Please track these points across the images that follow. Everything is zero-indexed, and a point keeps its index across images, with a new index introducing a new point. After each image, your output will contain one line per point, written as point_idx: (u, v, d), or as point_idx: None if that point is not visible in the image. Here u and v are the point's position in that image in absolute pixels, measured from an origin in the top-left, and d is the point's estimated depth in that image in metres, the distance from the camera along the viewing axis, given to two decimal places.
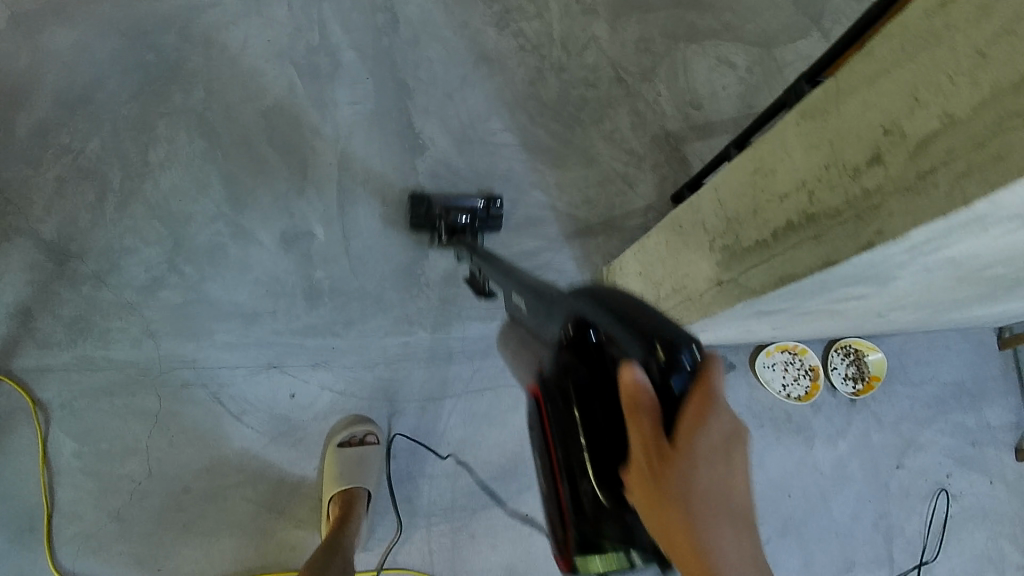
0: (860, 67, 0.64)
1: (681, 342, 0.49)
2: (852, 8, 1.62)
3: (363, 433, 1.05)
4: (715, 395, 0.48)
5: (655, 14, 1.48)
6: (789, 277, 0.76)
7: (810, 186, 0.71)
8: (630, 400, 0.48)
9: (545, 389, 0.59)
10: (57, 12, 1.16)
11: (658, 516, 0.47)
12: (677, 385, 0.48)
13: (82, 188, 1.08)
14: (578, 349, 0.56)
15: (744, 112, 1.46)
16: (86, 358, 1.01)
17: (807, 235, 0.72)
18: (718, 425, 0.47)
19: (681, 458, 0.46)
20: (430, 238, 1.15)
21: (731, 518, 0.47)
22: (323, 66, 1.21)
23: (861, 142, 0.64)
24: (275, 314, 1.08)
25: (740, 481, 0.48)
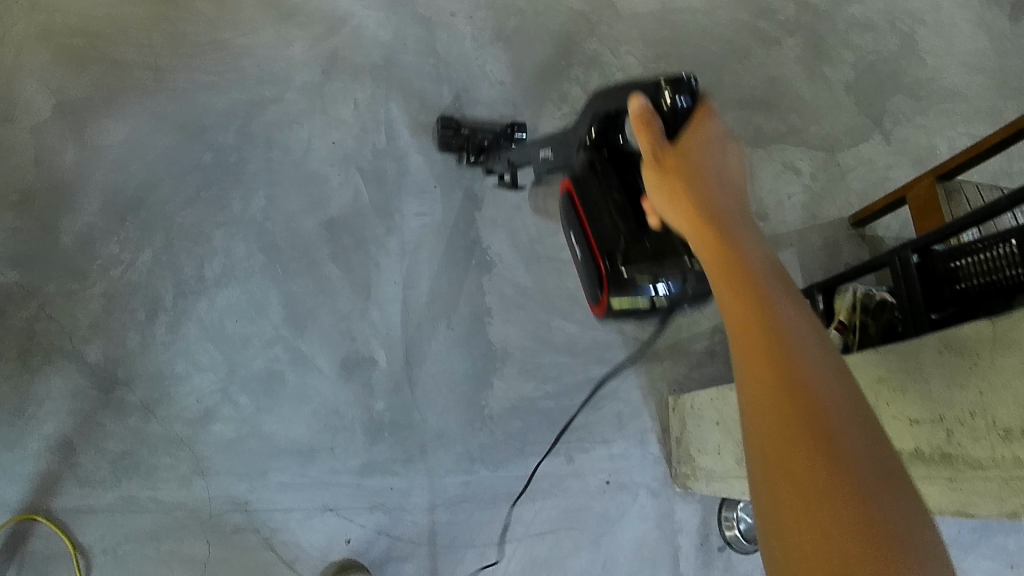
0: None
1: (681, 79, 0.72)
2: (911, 108, 1.60)
3: None
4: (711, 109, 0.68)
5: (722, 116, 1.44)
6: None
7: (948, 423, 0.66)
8: (638, 114, 0.68)
9: (575, 180, 0.92)
10: (107, 101, 1.08)
11: (671, 186, 0.64)
12: (678, 104, 0.71)
13: (132, 305, 1.00)
14: (597, 149, 0.89)
15: (807, 223, 1.43)
16: (131, 498, 0.94)
17: (939, 472, 0.68)
18: (715, 124, 0.66)
19: (684, 145, 0.66)
20: (457, 159, 1.17)
21: (738, 222, 0.59)
22: (389, 172, 1.15)
23: (1019, 408, 0.59)
24: (333, 451, 1.01)
25: (737, 183, 0.64)
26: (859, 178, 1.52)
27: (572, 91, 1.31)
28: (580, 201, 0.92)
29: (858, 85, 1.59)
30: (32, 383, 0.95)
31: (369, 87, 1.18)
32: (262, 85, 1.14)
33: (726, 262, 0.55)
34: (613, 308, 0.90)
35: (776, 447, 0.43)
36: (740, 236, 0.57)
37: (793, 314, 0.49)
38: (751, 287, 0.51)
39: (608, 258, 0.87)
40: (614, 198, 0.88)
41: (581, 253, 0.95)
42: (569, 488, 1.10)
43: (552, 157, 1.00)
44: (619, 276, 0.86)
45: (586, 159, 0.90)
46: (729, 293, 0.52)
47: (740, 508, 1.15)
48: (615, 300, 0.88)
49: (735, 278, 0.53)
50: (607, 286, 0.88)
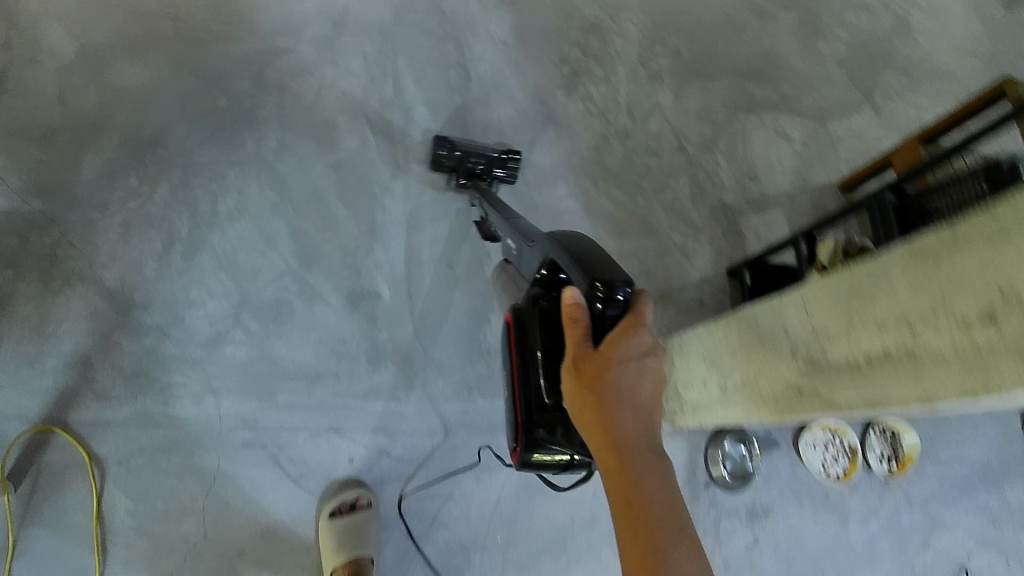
0: (980, 223, 0.64)
1: (617, 282, 0.64)
2: (902, 84, 1.66)
3: (353, 497, 1.01)
4: (643, 319, 0.63)
5: (717, 83, 1.49)
6: (879, 403, 0.76)
7: (911, 321, 0.72)
8: (569, 311, 0.65)
9: (517, 317, 0.77)
10: (128, 47, 1.13)
11: (578, 401, 0.63)
12: (610, 311, 0.64)
13: (149, 235, 1.05)
14: (548, 285, 0.77)
15: (798, 187, 1.48)
16: (146, 413, 0.99)
17: (904, 368, 0.72)
18: (642, 339, 0.63)
19: (597, 362, 0.62)
20: (446, 178, 1.19)
21: (642, 435, 0.61)
22: (396, 122, 1.21)
23: (974, 295, 0.64)
24: (339, 376, 1.07)
25: (647, 397, 0.63)
26: (849, 148, 1.58)
27: (571, 53, 1.37)
28: (514, 335, 0.77)
29: (850, 59, 1.65)
30: (53, 304, 1.00)
31: (377, 42, 1.24)
32: (276, 37, 1.19)
33: (626, 500, 0.59)
34: (530, 467, 0.75)
35: None
36: (643, 468, 0.60)
37: (683, 563, 0.56)
38: (647, 527, 0.58)
39: (524, 403, 0.74)
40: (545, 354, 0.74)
41: (507, 388, 0.81)
42: None
43: (516, 248, 0.89)
44: (536, 435, 0.73)
45: (531, 294, 0.77)
46: (624, 521, 0.58)
47: (725, 447, 1.26)
48: (534, 456, 0.73)
49: (636, 521, 0.58)
50: (520, 440, 0.74)
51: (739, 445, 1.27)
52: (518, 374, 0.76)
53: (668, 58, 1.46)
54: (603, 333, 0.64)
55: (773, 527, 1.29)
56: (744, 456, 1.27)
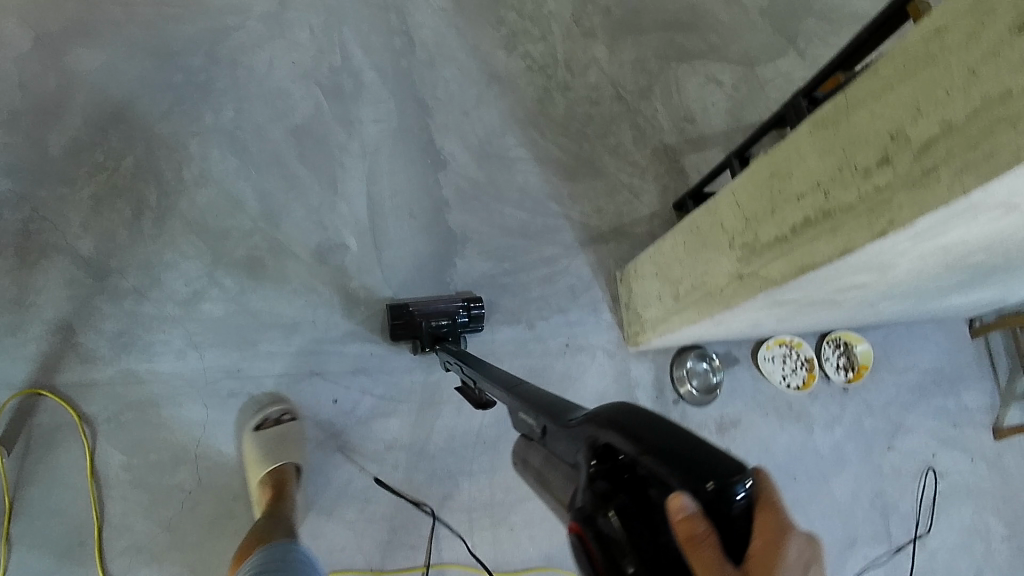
0: (867, 85, 0.74)
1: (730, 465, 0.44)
2: (821, 29, 1.78)
3: (278, 412, 1.04)
4: (778, 516, 0.43)
5: (648, 37, 1.59)
6: (807, 266, 0.85)
7: (824, 185, 0.81)
8: (687, 537, 0.40)
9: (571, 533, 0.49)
10: (82, 32, 1.18)
11: None
12: (735, 498, 0.43)
13: (119, 205, 1.10)
14: (614, 478, 0.50)
15: (733, 126, 1.58)
16: (131, 371, 1.03)
17: (823, 228, 0.81)
18: (790, 544, 0.43)
19: None
20: (411, 346, 1.12)
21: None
22: (347, 87, 1.27)
23: (871, 146, 0.74)
24: (316, 323, 1.12)
25: None
26: (778, 89, 1.69)
27: (508, 17, 1.44)
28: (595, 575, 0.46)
29: (771, 9, 1.76)
30: (30, 274, 1.04)
31: (322, 15, 1.31)
32: (225, 15, 1.25)
33: None
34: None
35: None
36: None
37: None
38: None
39: None
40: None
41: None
42: (534, 350, 1.23)
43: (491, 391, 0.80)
44: None
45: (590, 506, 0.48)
46: None
47: (689, 365, 1.32)
48: None
49: None
50: None
51: (700, 362, 1.33)
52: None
53: (600, 16, 1.55)
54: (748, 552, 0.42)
55: (744, 438, 1.37)
56: (706, 371, 1.34)
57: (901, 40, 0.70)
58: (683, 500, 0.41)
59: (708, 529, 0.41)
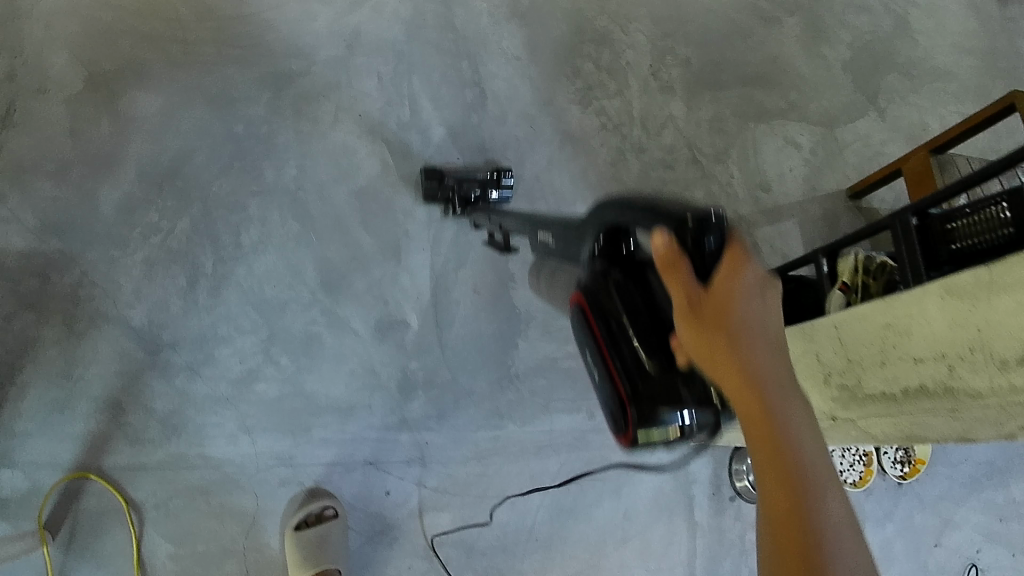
0: (1019, 270, 0.65)
1: (710, 214, 0.47)
2: (904, 86, 1.68)
3: (319, 508, 1.00)
4: (744, 250, 0.49)
5: (727, 93, 1.50)
6: (918, 434, 0.82)
7: (950, 358, 0.74)
8: (661, 258, 0.48)
9: (586, 304, 0.59)
10: (138, 74, 1.10)
11: (704, 355, 0.50)
12: (708, 245, 0.47)
13: (173, 271, 1.03)
14: (612, 258, 0.59)
15: (808, 195, 1.50)
16: (181, 455, 0.98)
17: (942, 402, 0.76)
18: (753, 272, 0.49)
19: (716, 301, 0.49)
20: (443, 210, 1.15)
21: (777, 368, 0.50)
22: (415, 144, 1.20)
23: (1012, 339, 0.66)
24: (372, 408, 1.06)
25: (776, 329, 0.52)
26: (856, 153, 1.59)
27: (584, 67, 1.37)
28: (594, 323, 0.58)
29: (853, 63, 1.66)
30: (79, 346, 0.98)
31: (391, 61, 1.22)
32: (289, 59, 1.17)
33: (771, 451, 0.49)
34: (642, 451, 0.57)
35: None
36: (786, 402, 0.50)
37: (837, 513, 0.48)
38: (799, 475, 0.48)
39: (624, 391, 0.55)
40: (636, 328, 0.56)
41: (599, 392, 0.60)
42: (592, 443, 1.15)
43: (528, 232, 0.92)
44: (648, 414, 0.54)
45: (596, 270, 0.59)
46: (773, 487, 0.49)
47: None
48: (642, 441, 0.55)
49: (783, 473, 0.48)
50: (630, 422, 0.55)
51: None
52: (603, 353, 0.57)
53: (679, 68, 1.46)
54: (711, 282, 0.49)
55: None
56: None
57: None
58: (665, 236, 0.47)
59: (685, 253, 0.48)
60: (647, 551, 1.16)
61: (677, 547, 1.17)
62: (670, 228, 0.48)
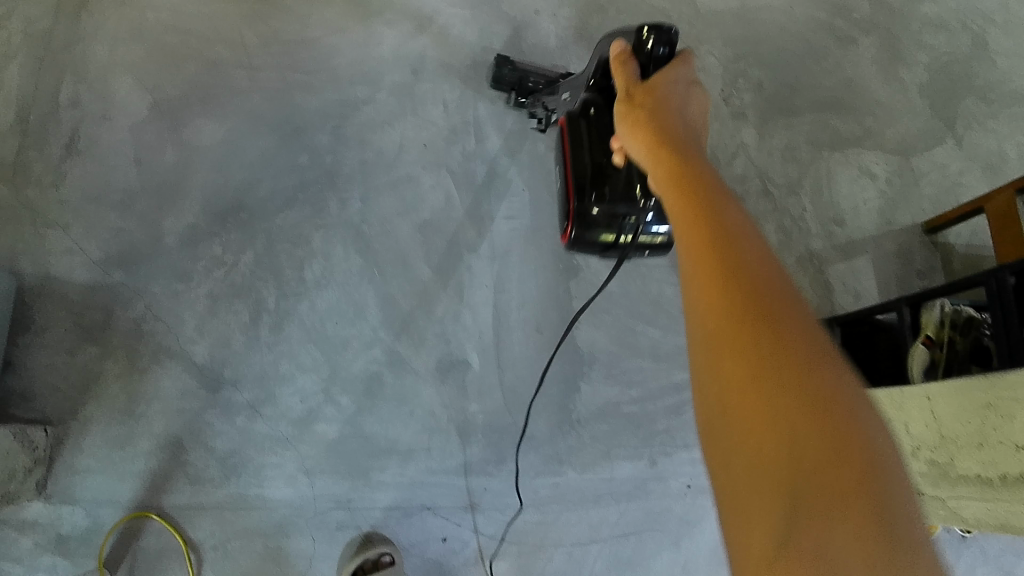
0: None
1: (660, 29, 0.77)
2: (984, 112, 1.58)
3: (376, 554, 0.97)
4: (682, 60, 0.74)
5: (800, 119, 1.43)
6: (1014, 525, 0.76)
7: None
8: (616, 59, 0.77)
9: (569, 116, 0.84)
10: (204, 101, 1.08)
11: (636, 123, 0.67)
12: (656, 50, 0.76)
13: (236, 306, 1.02)
14: (602, 92, 0.84)
15: (882, 229, 1.42)
16: (240, 495, 0.97)
17: None
18: (685, 70, 0.73)
19: (655, 87, 0.70)
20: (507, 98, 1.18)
21: (699, 144, 0.64)
22: (479, 175, 1.16)
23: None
24: (431, 451, 1.04)
25: (696, 117, 0.70)
26: (933, 184, 1.51)
27: None
28: (565, 131, 0.84)
29: (932, 87, 1.57)
30: (142, 382, 0.97)
31: (457, 88, 1.18)
32: (354, 86, 1.14)
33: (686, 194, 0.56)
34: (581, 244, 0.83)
35: (724, 369, 0.46)
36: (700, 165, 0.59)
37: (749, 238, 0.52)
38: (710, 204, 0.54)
39: (579, 190, 0.81)
40: (595, 136, 0.82)
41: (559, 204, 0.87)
42: (652, 492, 1.12)
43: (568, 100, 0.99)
44: (589, 212, 0.81)
45: (584, 102, 0.84)
46: (680, 208, 0.55)
47: None
48: (584, 232, 0.82)
49: (694, 200, 0.55)
50: (573, 218, 0.81)
51: None
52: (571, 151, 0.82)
53: (750, 93, 1.40)
54: (651, 78, 0.73)
55: None
56: None
57: None
58: (619, 44, 0.77)
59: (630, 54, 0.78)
60: None
61: None
62: (627, 45, 0.78)
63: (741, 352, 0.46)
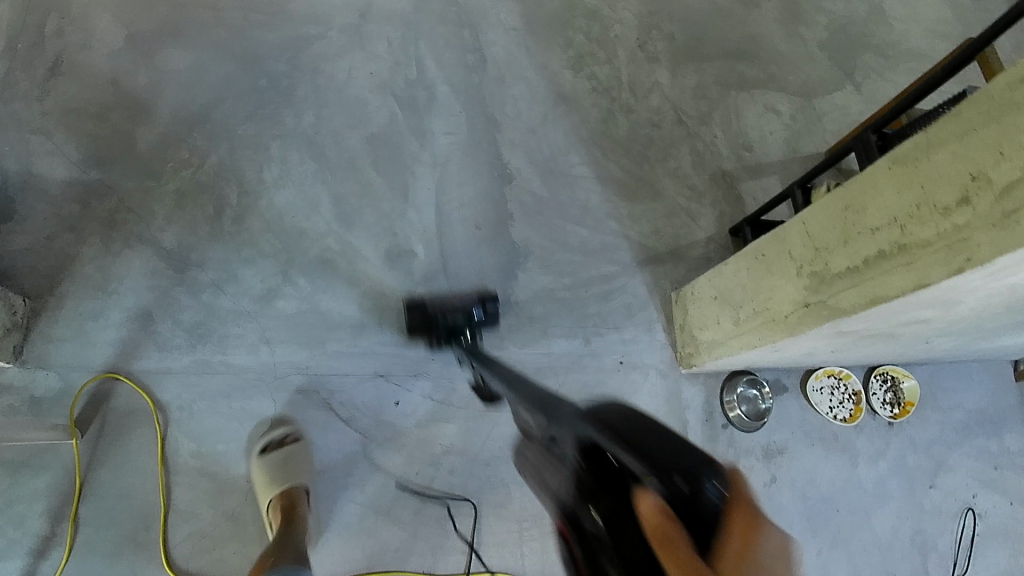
0: (950, 125, 0.74)
1: (703, 473, 0.46)
2: (880, 65, 1.79)
3: (280, 436, 1.04)
4: (745, 497, 0.47)
5: (709, 64, 1.61)
6: (879, 301, 0.86)
7: (901, 220, 0.82)
8: (656, 530, 0.44)
9: (567, 519, 0.53)
10: (174, 34, 1.23)
11: None
12: (709, 503, 0.45)
13: (202, 200, 1.14)
14: (590, 462, 0.52)
15: (789, 155, 1.59)
16: (205, 361, 1.06)
17: (898, 262, 0.82)
18: (764, 527, 0.46)
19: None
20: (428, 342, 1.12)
21: None
22: (420, 99, 1.31)
23: (952, 185, 0.74)
24: (381, 327, 1.14)
25: None
26: (835, 121, 1.69)
27: (576, 38, 1.50)
28: (573, 544, 0.52)
29: (830, 43, 1.79)
30: (114, 263, 1.07)
31: (399, 29, 1.35)
32: (308, 25, 1.30)
33: None
34: None
35: None
36: None
37: None
38: None
39: None
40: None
41: None
42: (588, 366, 1.24)
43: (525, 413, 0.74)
44: None
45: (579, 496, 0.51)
46: None
47: (739, 390, 1.36)
48: None
49: None
50: None
51: (750, 388, 1.37)
52: None
53: (664, 41, 1.59)
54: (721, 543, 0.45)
55: (790, 466, 1.37)
56: (756, 398, 1.37)
57: (985, 85, 0.70)
58: (652, 498, 0.45)
59: (680, 524, 0.44)
60: None
61: None
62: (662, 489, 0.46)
63: None
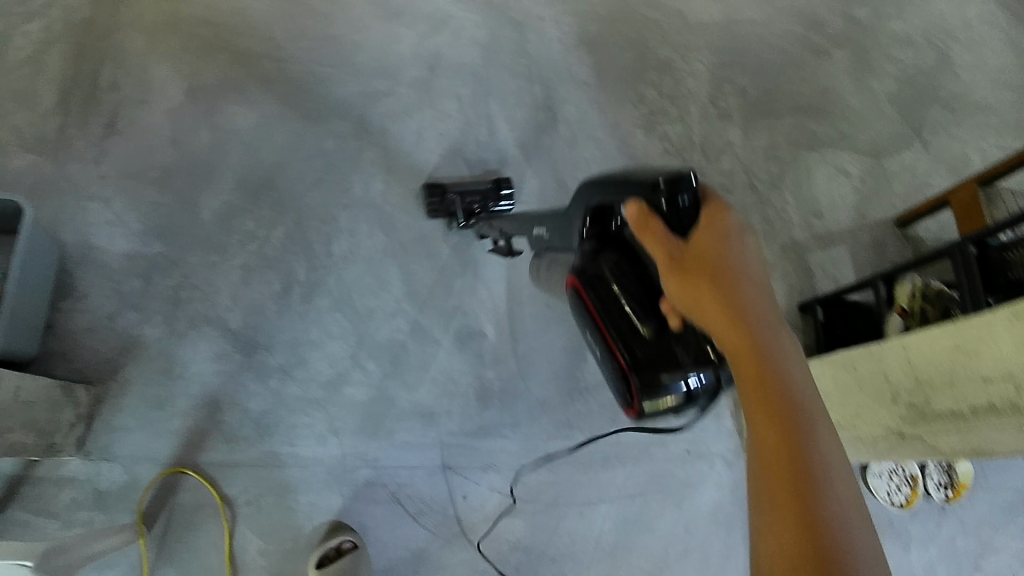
0: None
1: (681, 176, 0.64)
2: (947, 120, 1.62)
3: (338, 542, 1.00)
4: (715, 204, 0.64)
5: (781, 121, 1.53)
6: (983, 449, 0.87)
7: (1017, 379, 0.78)
8: (638, 219, 0.64)
9: (586, 279, 0.72)
10: (236, 88, 1.15)
11: (691, 298, 0.61)
12: (680, 201, 0.63)
13: (269, 276, 1.09)
14: (603, 234, 0.74)
15: (858, 223, 1.53)
16: (272, 453, 1.03)
17: (1009, 421, 0.81)
18: (737, 220, 0.64)
19: (701, 250, 0.62)
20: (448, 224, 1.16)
21: (773, 323, 0.60)
22: (492, 164, 1.26)
23: None
24: (450, 415, 1.10)
25: (755, 273, 0.62)
26: (903, 184, 1.58)
27: (648, 93, 1.42)
28: (588, 295, 0.72)
29: (901, 93, 1.61)
30: (179, 346, 1.03)
31: (469, 84, 1.28)
32: (376, 79, 1.22)
33: (766, 394, 0.56)
34: (649, 415, 0.69)
35: (781, 512, 0.53)
36: (776, 345, 0.59)
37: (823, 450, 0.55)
38: (788, 419, 0.55)
39: (629, 350, 0.68)
40: (626, 299, 0.69)
41: (601, 346, 0.72)
42: (655, 456, 1.17)
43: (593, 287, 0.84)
44: (647, 380, 0.66)
45: (589, 254, 0.73)
46: (765, 427, 0.56)
47: None
48: (646, 402, 0.67)
49: (778, 415, 0.55)
50: (636, 390, 0.67)
51: None
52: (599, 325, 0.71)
53: (736, 96, 1.51)
54: (692, 236, 0.63)
55: None
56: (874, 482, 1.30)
57: None
58: (636, 202, 0.64)
59: (654, 219, 0.63)
60: (706, 564, 1.17)
61: (735, 561, 1.18)
62: (645, 199, 0.65)
63: (804, 520, 0.52)
